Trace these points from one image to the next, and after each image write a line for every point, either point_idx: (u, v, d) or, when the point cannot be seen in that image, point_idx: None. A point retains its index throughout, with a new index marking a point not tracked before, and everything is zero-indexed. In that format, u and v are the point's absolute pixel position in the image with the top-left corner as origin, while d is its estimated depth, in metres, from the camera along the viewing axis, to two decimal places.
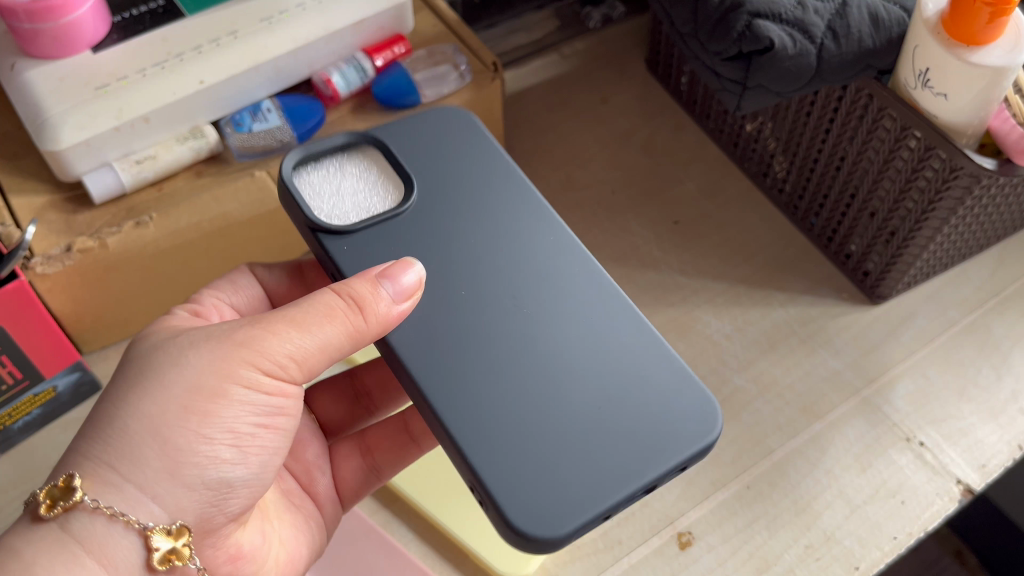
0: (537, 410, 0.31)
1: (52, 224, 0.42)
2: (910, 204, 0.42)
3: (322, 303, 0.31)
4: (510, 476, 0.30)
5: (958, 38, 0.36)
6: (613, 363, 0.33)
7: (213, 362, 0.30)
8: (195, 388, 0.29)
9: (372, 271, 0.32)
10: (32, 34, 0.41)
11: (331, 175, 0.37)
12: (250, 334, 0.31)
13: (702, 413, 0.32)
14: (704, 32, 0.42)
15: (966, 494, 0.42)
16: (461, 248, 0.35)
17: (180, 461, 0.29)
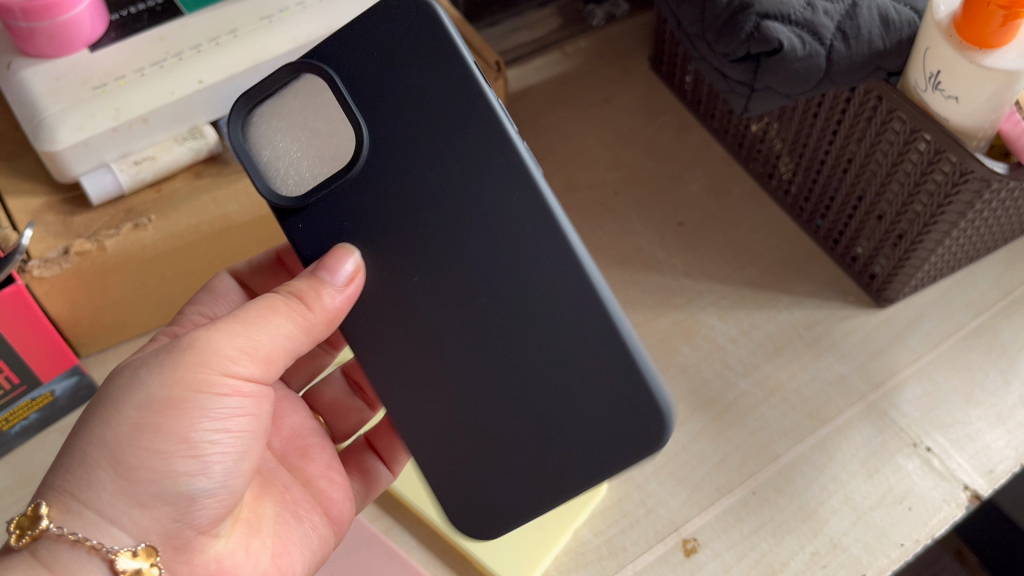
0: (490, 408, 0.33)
1: (50, 226, 0.42)
2: (918, 206, 0.41)
3: (264, 301, 0.33)
4: (463, 492, 0.34)
5: (971, 41, 0.35)
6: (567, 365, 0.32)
7: (162, 375, 0.31)
8: (147, 403, 0.30)
9: (310, 267, 0.33)
10: (29, 33, 0.41)
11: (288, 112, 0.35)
12: (196, 340, 0.31)
13: (650, 424, 0.32)
14: (712, 33, 0.41)
15: (974, 500, 0.41)
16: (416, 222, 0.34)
17: (136, 476, 0.30)
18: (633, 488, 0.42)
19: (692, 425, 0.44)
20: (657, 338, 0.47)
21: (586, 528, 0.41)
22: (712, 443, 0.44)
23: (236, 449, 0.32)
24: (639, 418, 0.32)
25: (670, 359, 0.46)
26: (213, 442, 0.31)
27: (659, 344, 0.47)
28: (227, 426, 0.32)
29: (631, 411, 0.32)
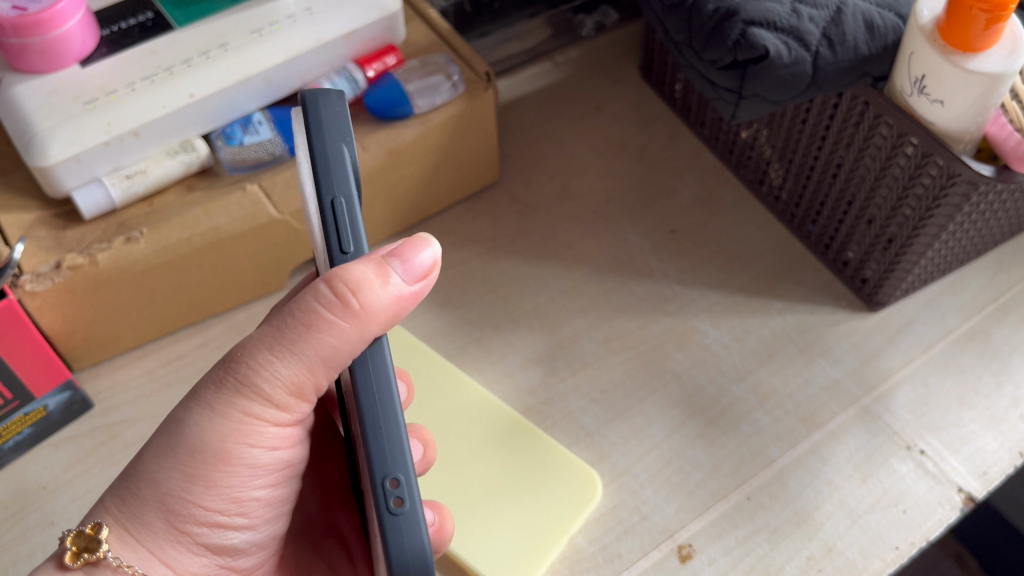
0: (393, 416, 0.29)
1: (41, 240, 0.42)
2: (907, 210, 0.42)
3: (302, 323, 0.28)
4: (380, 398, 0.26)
5: (954, 45, 0.35)
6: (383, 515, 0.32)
7: (222, 434, 0.29)
8: (201, 458, 0.30)
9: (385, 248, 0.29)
10: (19, 49, 0.41)
11: None
12: (251, 389, 0.29)
13: None
14: (699, 40, 0.41)
15: (968, 503, 0.41)
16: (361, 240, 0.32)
17: (189, 524, 0.31)
18: (628, 495, 0.42)
19: (686, 431, 0.44)
20: (651, 345, 0.47)
21: (581, 536, 0.41)
22: (707, 448, 0.44)
23: (272, 497, 0.33)
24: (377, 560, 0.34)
25: (664, 366, 0.46)
26: (256, 494, 0.32)
27: (654, 351, 0.47)
28: (270, 478, 0.32)
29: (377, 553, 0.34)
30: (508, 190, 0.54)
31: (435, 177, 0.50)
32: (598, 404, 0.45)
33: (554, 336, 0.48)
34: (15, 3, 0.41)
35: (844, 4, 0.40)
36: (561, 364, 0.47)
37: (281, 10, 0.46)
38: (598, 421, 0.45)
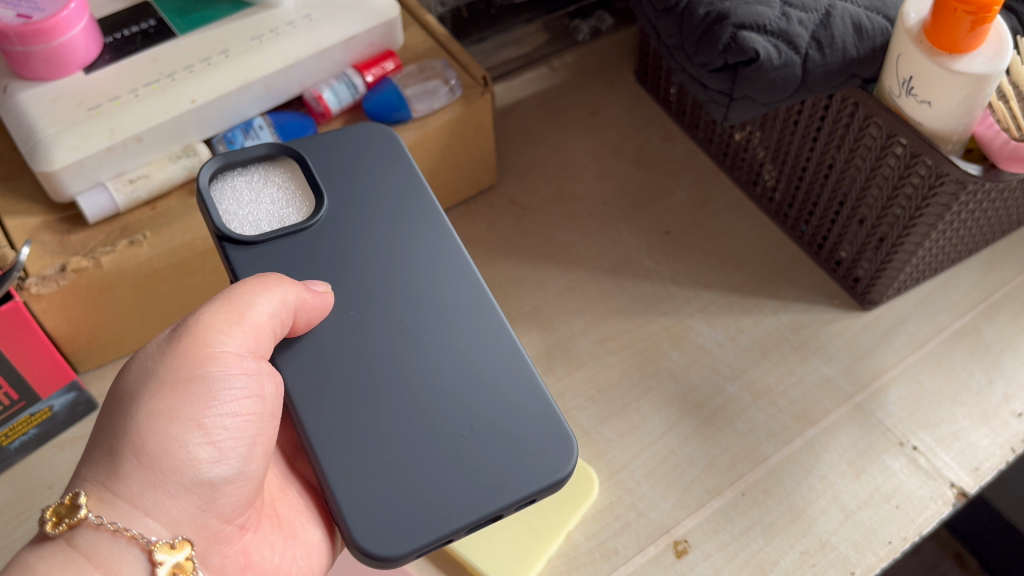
0: (405, 409, 0.34)
1: (46, 244, 0.43)
2: (898, 210, 0.42)
3: (241, 293, 0.32)
4: (346, 464, 0.32)
5: (941, 47, 0.36)
6: (495, 410, 0.34)
7: (173, 367, 0.31)
8: (159, 390, 0.30)
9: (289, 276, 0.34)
10: (24, 56, 0.42)
11: (254, 184, 0.38)
12: (193, 328, 0.31)
13: (529, 456, 0.33)
14: (691, 44, 0.42)
15: (960, 498, 0.42)
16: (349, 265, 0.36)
17: (165, 465, 0.30)
18: (625, 492, 0.43)
19: (681, 429, 0.45)
20: (646, 344, 0.48)
21: (577, 532, 0.42)
22: (702, 445, 0.44)
23: (250, 436, 0.32)
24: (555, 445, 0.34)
25: (659, 365, 0.47)
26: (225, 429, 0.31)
27: (649, 350, 0.48)
28: (235, 408, 0.32)
29: (545, 439, 0.34)
30: (505, 194, 0.55)
31: (433, 181, 0.51)
32: (595, 403, 0.46)
33: (552, 336, 0.48)
34: (20, 10, 0.42)
35: (832, 8, 0.41)
36: (558, 363, 0.47)
37: (281, 18, 0.47)
38: (595, 419, 0.45)
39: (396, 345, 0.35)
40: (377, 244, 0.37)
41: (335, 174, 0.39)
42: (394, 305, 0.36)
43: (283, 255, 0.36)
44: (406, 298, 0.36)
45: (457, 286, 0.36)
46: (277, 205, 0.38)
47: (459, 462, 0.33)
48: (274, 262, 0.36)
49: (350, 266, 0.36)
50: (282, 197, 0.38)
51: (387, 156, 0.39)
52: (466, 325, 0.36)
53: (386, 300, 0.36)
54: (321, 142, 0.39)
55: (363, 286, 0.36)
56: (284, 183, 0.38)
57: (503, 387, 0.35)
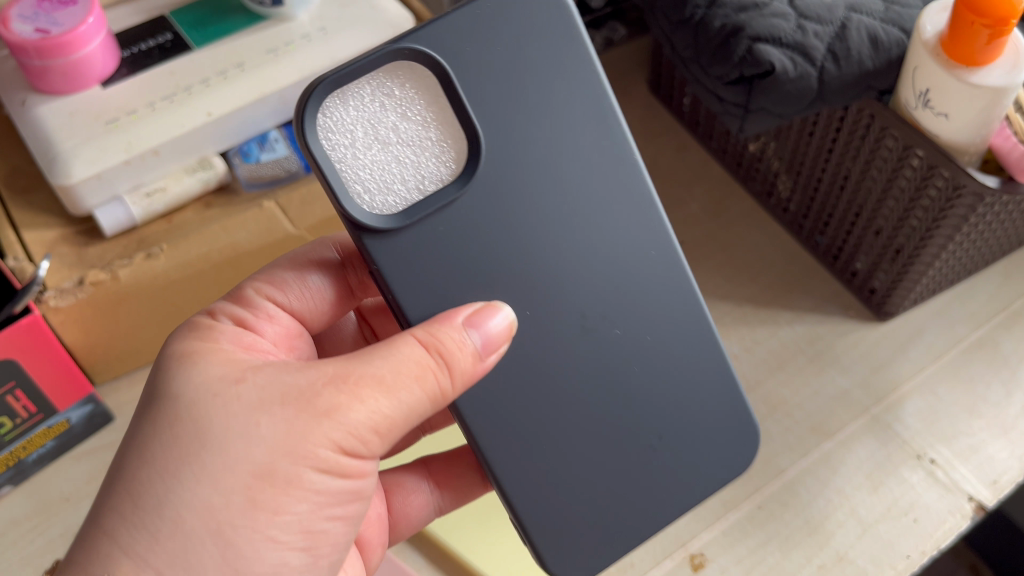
0: (600, 424, 0.34)
1: (64, 257, 0.43)
2: (915, 221, 0.42)
3: (410, 362, 0.29)
4: (541, 503, 0.33)
5: (958, 59, 0.36)
6: (679, 397, 0.36)
7: (283, 440, 0.28)
8: (264, 473, 0.28)
9: (458, 315, 0.30)
10: (42, 70, 0.43)
11: (369, 118, 0.32)
12: (333, 402, 0.28)
13: (728, 442, 0.37)
14: (706, 56, 0.42)
15: (978, 511, 0.42)
16: (542, 253, 0.33)
17: (251, 557, 0.28)
18: None
19: None
20: None
21: None
22: None
23: (333, 521, 0.31)
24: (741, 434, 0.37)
25: None
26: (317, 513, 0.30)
27: None
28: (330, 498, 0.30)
29: (725, 418, 0.37)
30: None
31: None
32: None
33: None
34: (38, 25, 0.43)
35: (848, 20, 0.40)
36: None
37: (297, 31, 0.48)
38: None
39: (585, 342, 0.34)
40: (560, 200, 0.33)
41: (483, 96, 0.32)
42: (580, 288, 0.34)
43: (453, 227, 0.32)
44: (592, 274, 0.34)
45: (651, 254, 0.35)
46: (406, 152, 0.32)
47: (651, 470, 0.35)
48: (434, 236, 0.31)
49: (533, 231, 0.33)
50: (408, 137, 0.33)
51: (559, 51, 0.32)
52: (649, 305, 0.35)
53: (581, 291, 0.34)
54: (461, 32, 0.31)
55: (541, 258, 0.33)
56: (404, 110, 0.32)
57: (694, 375, 0.36)
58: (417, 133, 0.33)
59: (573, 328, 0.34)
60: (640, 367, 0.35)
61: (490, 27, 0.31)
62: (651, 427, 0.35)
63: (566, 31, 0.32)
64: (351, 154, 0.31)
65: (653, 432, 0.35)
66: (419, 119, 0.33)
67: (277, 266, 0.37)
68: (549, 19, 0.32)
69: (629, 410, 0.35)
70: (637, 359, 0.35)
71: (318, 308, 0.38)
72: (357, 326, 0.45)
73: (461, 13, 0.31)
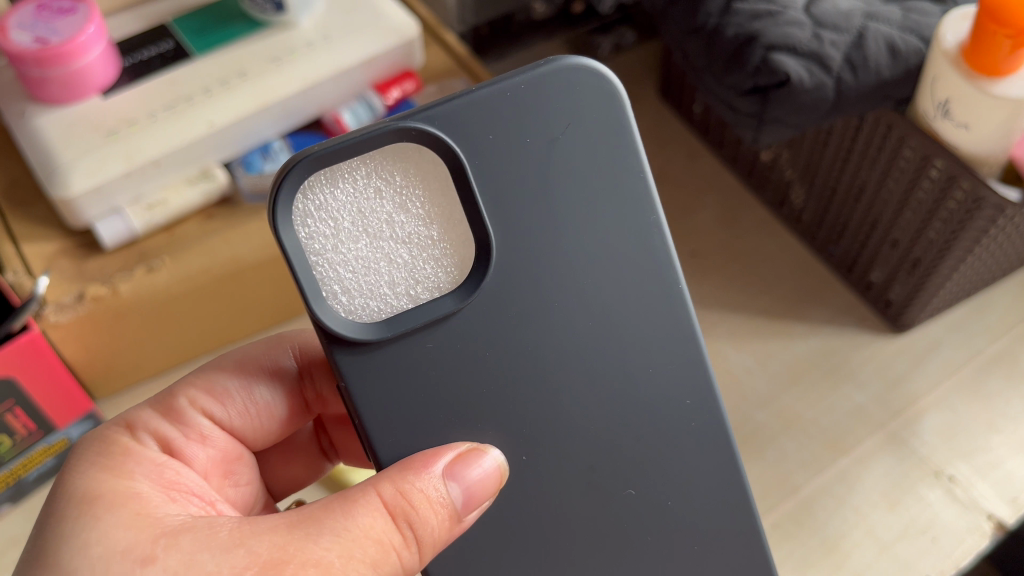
0: (597, 543, 0.30)
1: (64, 271, 0.42)
2: (933, 234, 0.41)
3: (365, 530, 0.27)
4: None
5: (980, 69, 0.35)
6: (698, 517, 0.32)
7: None
8: None
9: (437, 469, 0.27)
10: (41, 80, 0.42)
11: (359, 208, 0.29)
12: None
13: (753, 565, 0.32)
14: (719, 66, 0.41)
15: (998, 530, 0.41)
16: (557, 358, 0.30)
17: None
18: None
19: None
20: None
21: None
22: None
23: None
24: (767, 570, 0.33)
25: None
26: None
27: None
28: None
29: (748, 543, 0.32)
30: None
31: None
32: None
33: None
34: (37, 34, 0.42)
35: (865, 29, 0.39)
36: None
37: (300, 39, 0.47)
38: None
39: (587, 493, 0.30)
40: (571, 323, 0.30)
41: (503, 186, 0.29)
42: (584, 430, 0.30)
43: (441, 350, 0.29)
44: (606, 380, 0.30)
45: (673, 379, 0.31)
46: (394, 250, 0.29)
47: None
48: (405, 368, 0.28)
49: (532, 368, 0.30)
50: (400, 235, 0.30)
51: (590, 141, 0.29)
52: (667, 448, 0.31)
53: (595, 399, 0.30)
54: (475, 122, 0.28)
55: (542, 392, 0.30)
56: (400, 202, 0.29)
57: (716, 492, 0.32)
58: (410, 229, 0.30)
59: (576, 476, 0.30)
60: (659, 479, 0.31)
61: (519, 105, 0.28)
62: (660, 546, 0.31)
63: (601, 115, 0.29)
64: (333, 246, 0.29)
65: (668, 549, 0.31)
66: (416, 215, 0.30)
67: (225, 373, 0.35)
68: (582, 94, 0.29)
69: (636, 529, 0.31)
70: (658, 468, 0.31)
71: (258, 425, 0.36)
72: (313, 434, 0.42)
73: (484, 92, 0.28)
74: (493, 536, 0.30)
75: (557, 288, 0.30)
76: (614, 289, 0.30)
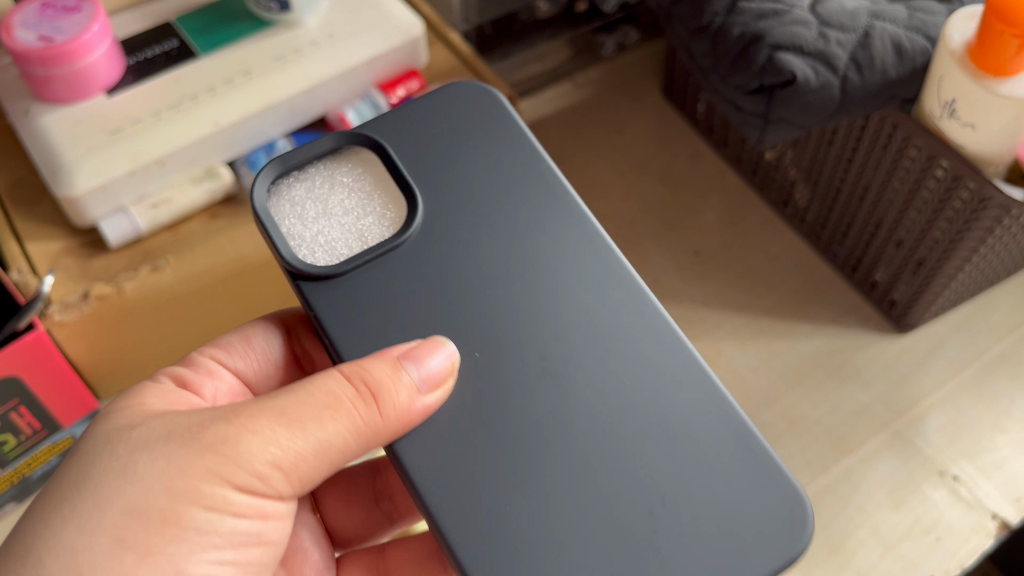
0: (569, 477, 0.29)
1: (69, 270, 0.42)
2: (938, 233, 0.41)
3: (321, 392, 0.29)
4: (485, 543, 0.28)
5: (987, 69, 0.35)
6: (680, 447, 0.30)
7: (167, 480, 0.27)
8: (136, 513, 0.27)
9: (398, 350, 0.29)
10: (46, 79, 0.42)
11: (316, 195, 0.34)
12: (219, 434, 0.28)
13: (770, 499, 0.30)
14: (725, 65, 0.41)
15: (1003, 529, 0.41)
16: (491, 297, 0.32)
17: None
18: None
19: None
20: None
21: None
22: None
23: None
24: (777, 505, 0.29)
25: None
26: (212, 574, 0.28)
27: None
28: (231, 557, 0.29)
29: (749, 477, 0.30)
30: None
31: None
32: None
33: None
34: (41, 33, 0.42)
35: (870, 28, 0.40)
36: None
37: (305, 37, 0.47)
38: None
39: (541, 395, 0.30)
40: (500, 260, 0.32)
41: (417, 159, 0.34)
42: (533, 347, 0.31)
43: (390, 272, 0.32)
44: (549, 313, 0.32)
45: (613, 309, 0.32)
46: (354, 219, 0.34)
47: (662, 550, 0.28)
48: (362, 291, 0.31)
49: (471, 296, 0.32)
50: (354, 205, 0.34)
51: (491, 134, 0.35)
52: (620, 360, 0.31)
53: (537, 334, 0.31)
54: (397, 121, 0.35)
55: (487, 323, 0.31)
56: (352, 183, 0.35)
57: (695, 418, 0.30)
58: (364, 200, 0.34)
59: (529, 381, 0.30)
60: (622, 405, 0.30)
61: (433, 100, 0.36)
62: (642, 473, 0.29)
63: (502, 106, 0.36)
64: (295, 222, 0.33)
65: (655, 478, 0.29)
66: (369, 191, 0.34)
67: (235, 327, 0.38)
68: (480, 91, 0.36)
69: (608, 460, 0.30)
70: (621, 393, 0.31)
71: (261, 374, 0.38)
72: None
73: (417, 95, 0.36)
74: (465, 449, 0.29)
75: (487, 227, 0.33)
76: (534, 231, 0.33)
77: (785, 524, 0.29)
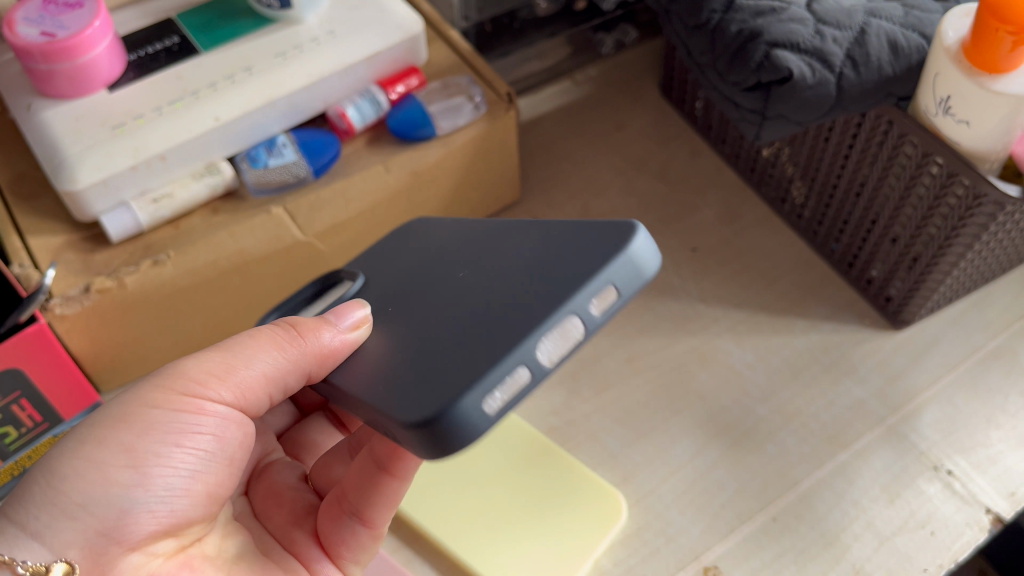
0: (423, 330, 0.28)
1: (70, 264, 0.42)
2: (933, 230, 0.41)
3: (260, 332, 0.31)
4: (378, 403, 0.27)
5: (981, 66, 0.35)
6: (525, 260, 0.27)
7: (134, 395, 0.30)
8: (101, 418, 0.29)
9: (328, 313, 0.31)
10: (48, 74, 0.42)
11: None
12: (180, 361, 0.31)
13: (607, 228, 0.26)
14: (722, 62, 0.41)
15: (996, 524, 0.41)
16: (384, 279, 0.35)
17: (74, 489, 0.28)
18: (654, 517, 0.42)
19: (711, 452, 0.44)
20: (675, 365, 0.47)
21: (606, 557, 0.41)
22: (732, 469, 0.43)
23: (192, 483, 0.29)
24: (597, 226, 0.26)
25: (688, 387, 0.46)
26: (165, 467, 0.29)
27: (678, 372, 0.47)
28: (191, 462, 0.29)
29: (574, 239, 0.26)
30: (530, 210, 0.54)
31: (457, 199, 0.51)
32: (623, 425, 0.45)
33: (577, 356, 0.48)
34: (44, 28, 0.42)
35: (867, 25, 0.40)
36: (585, 385, 0.47)
37: (305, 33, 0.47)
38: (621, 442, 0.45)
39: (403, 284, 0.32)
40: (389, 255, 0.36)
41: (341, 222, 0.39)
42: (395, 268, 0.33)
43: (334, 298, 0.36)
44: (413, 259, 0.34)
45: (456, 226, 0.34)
46: None
47: (517, 315, 0.25)
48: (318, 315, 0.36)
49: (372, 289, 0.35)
50: None
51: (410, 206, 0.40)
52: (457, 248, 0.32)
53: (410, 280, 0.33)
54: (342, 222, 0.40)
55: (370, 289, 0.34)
56: None
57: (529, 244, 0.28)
58: None
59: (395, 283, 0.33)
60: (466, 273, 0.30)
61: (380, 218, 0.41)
62: (476, 302, 0.27)
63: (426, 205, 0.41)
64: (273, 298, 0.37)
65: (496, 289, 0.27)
66: None
67: None
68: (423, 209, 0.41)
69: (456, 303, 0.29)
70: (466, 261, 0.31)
71: None
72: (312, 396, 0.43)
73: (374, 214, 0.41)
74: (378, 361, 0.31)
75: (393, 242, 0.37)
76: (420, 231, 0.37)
77: (611, 230, 0.26)
